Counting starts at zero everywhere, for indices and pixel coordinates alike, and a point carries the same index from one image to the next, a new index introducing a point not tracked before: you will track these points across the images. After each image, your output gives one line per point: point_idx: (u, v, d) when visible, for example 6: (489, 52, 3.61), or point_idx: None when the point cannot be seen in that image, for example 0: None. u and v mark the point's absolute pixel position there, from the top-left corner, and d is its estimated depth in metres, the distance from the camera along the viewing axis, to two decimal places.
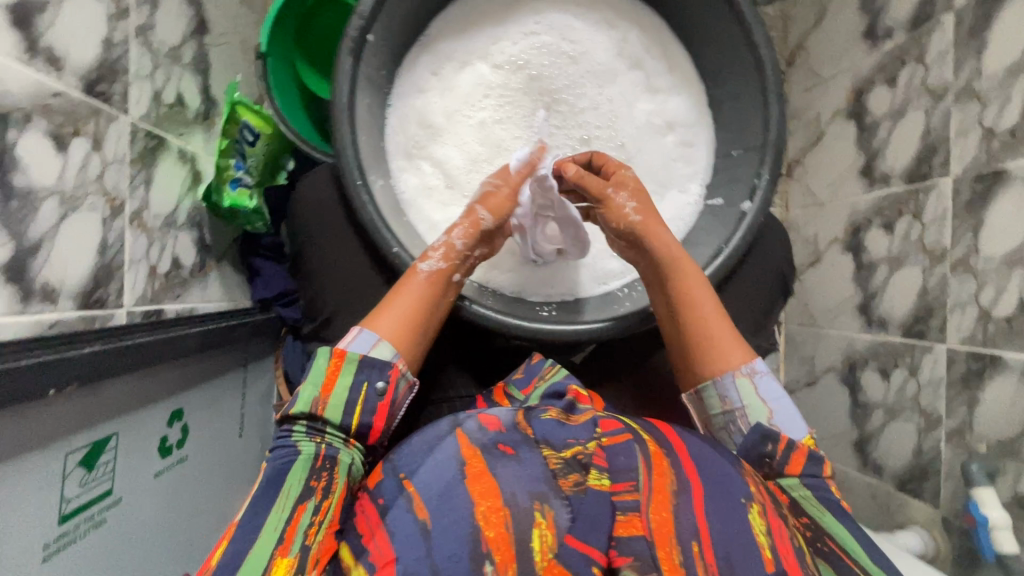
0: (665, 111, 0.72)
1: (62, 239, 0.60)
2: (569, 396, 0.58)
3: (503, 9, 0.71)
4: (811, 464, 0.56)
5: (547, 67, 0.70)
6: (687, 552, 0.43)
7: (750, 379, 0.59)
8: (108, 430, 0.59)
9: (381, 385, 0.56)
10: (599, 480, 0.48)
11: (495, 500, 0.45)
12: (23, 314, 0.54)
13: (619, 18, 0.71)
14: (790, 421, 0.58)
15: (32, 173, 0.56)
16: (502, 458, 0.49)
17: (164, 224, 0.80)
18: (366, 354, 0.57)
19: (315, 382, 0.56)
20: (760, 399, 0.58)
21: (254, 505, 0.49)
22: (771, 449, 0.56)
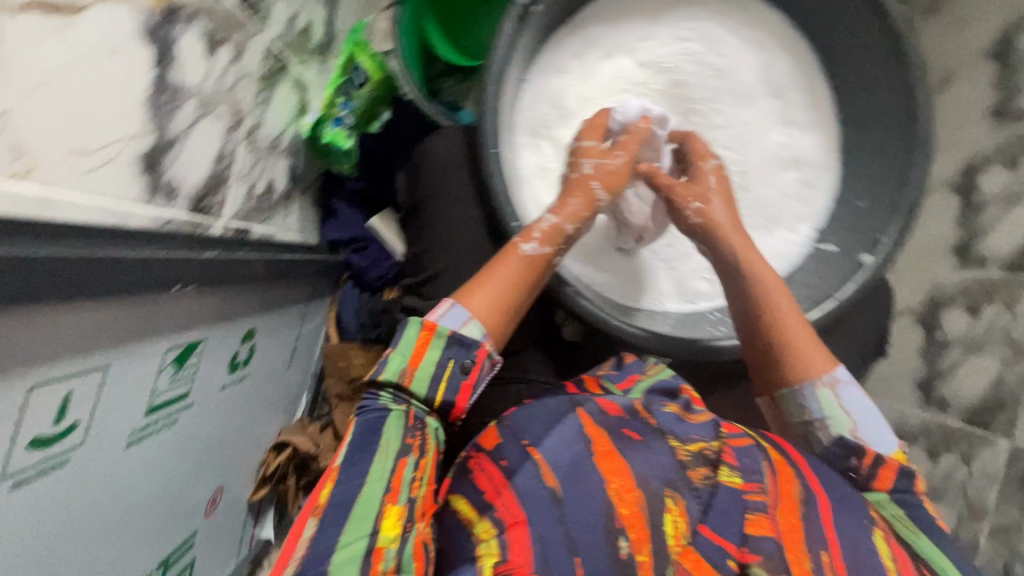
0: (795, 146, 0.70)
1: (192, 141, 0.60)
2: (684, 399, 0.67)
3: (660, 7, 0.70)
4: (903, 480, 0.57)
5: (690, 77, 0.69)
6: (817, 559, 0.49)
7: (832, 390, 0.58)
8: (198, 335, 0.61)
9: (467, 363, 0.55)
10: (729, 476, 0.54)
11: (628, 480, 0.53)
12: (149, 205, 0.55)
13: (774, 42, 0.70)
14: (876, 435, 0.59)
15: (185, 71, 0.56)
16: (633, 443, 0.58)
17: (270, 146, 0.80)
18: (456, 330, 0.55)
19: (404, 352, 0.54)
20: (842, 410, 0.58)
21: (352, 454, 0.51)
22: (856, 463, 0.58)
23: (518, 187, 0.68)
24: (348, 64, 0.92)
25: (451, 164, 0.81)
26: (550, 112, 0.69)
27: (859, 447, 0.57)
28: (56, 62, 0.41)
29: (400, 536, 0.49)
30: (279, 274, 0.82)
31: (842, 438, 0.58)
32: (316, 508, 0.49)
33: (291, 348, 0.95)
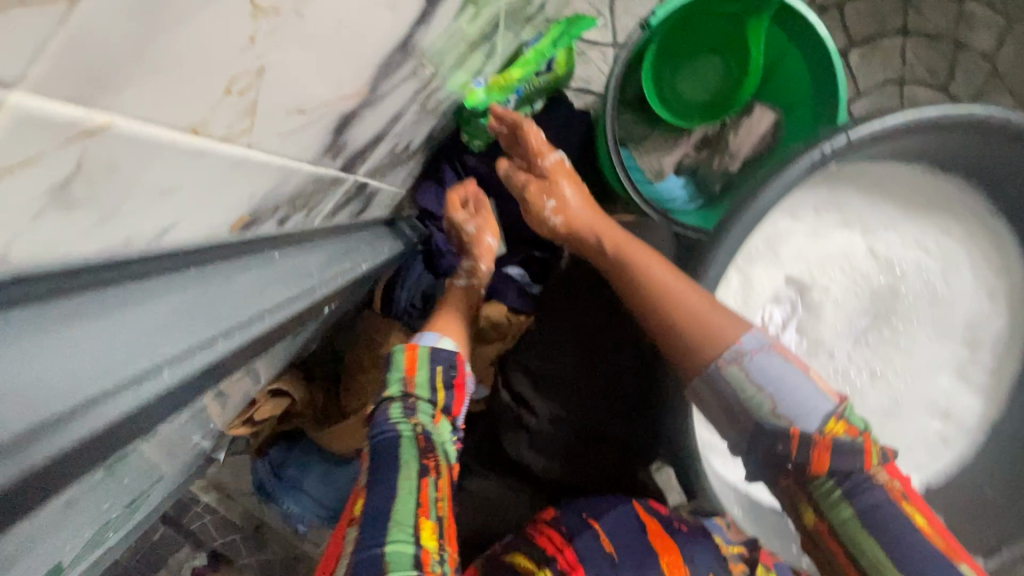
0: (955, 401, 0.64)
1: (386, 103, 0.49)
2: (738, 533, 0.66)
3: (922, 204, 0.61)
4: (847, 455, 0.44)
5: (909, 290, 0.61)
6: None
7: (739, 364, 0.46)
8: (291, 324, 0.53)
9: (452, 369, 0.66)
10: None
11: (676, 562, 0.54)
12: (312, 167, 0.44)
13: (1009, 300, 0.62)
14: (794, 401, 0.45)
15: (428, 32, 0.44)
16: (683, 533, 0.58)
17: (433, 107, 0.68)
18: (435, 346, 0.67)
19: (399, 368, 0.64)
20: (755, 387, 0.46)
21: (380, 475, 0.55)
22: (783, 450, 0.45)
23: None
24: (547, 49, 0.79)
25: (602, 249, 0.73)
26: (760, 249, 0.59)
27: (783, 432, 0.45)
28: (342, 14, 0.30)
29: (440, 549, 0.52)
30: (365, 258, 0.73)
31: (767, 424, 0.45)
32: (354, 517, 0.54)
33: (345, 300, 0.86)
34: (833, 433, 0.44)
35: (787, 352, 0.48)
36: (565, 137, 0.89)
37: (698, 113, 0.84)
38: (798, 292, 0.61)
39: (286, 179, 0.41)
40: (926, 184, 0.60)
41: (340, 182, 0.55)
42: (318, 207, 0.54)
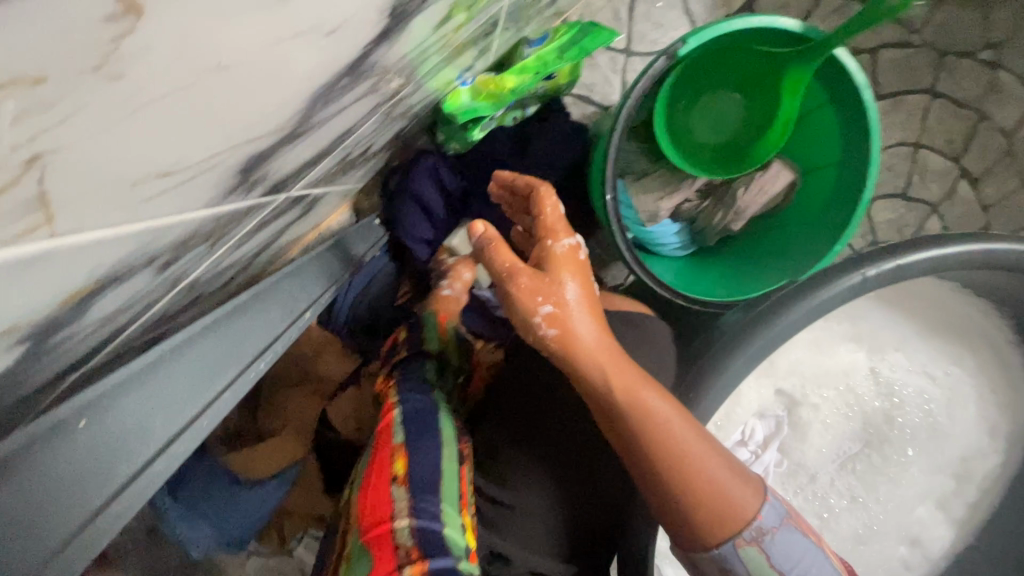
0: (929, 533, 0.58)
1: (329, 125, 0.36)
2: None
3: (934, 318, 0.55)
4: None
5: (908, 416, 0.55)
6: None
7: (757, 545, 0.42)
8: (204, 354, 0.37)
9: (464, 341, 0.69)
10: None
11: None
12: (211, 209, 0.32)
13: (1013, 443, 0.55)
14: None
15: (395, 48, 0.32)
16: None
17: (403, 110, 0.55)
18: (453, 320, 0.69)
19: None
20: (775, 573, 0.42)
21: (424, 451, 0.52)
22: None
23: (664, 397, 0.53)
24: (553, 55, 0.67)
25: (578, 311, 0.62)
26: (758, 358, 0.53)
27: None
28: (230, 55, 0.18)
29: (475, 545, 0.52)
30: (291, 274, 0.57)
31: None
32: (398, 476, 0.51)
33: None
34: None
35: (798, 519, 0.45)
36: (556, 155, 0.77)
37: (709, 155, 0.73)
38: (785, 402, 0.56)
39: (162, 234, 0.29)
40: (946, 300, 0.54)
41: (263, 205, 0.42)
42: (233, 237, 0.41)
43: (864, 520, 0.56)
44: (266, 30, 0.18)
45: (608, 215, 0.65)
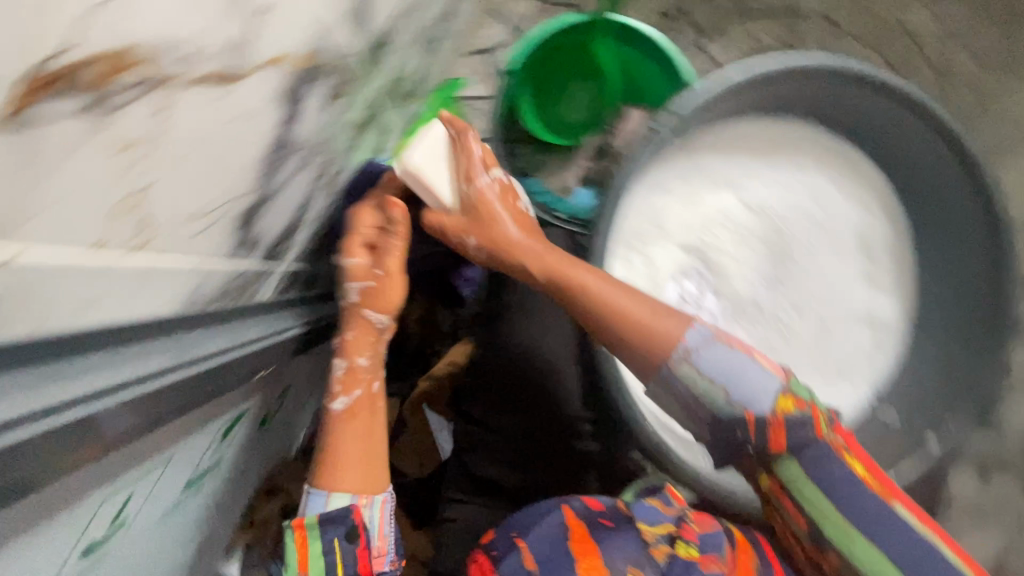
0: (872, 305, 0.71)
1: (283, 194, 0.56)
2: (664, 492, 0.66)
3: (772, 146, 0.70)
4: (793, 430, 0.52)
5: (791, 223, 0.70)
6: None
7: (688, 360, 0.54)
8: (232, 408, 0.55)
9: (346, 533, 0.59)
10: (688, 550, 0.57)
11: (594, 563, 0.56)
12: (230, 264, 0.51)
13: (872, 204, 0.70)
14: (745, 388, 0.52)
15: (300, 128, 0.52)
16: (605, 529, 0.60)
17: (341, 190, 0.76)
18: (321, 514, 0.59)
19: (290, 568, 0.58)
20: (708, 380, 0.53)
21: None
22: (749, 434, 0.53)
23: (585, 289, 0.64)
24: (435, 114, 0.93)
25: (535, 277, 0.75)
26: (652, 237, 0.68)
27: (744, 419, 0.53)
28: (203, 134, 0.37)
29: None
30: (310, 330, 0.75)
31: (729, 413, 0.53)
32: None
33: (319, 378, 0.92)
34: (784, 411, 0.52)
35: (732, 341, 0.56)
36: None
37: (580, 129, 0.94)
38: (703, 255, 0.69)
39: (208, 277, 0.48)
40: (768, 129, 0.69)
41: (268, 273, 0.62)
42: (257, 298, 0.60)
43: (812, 322, 0.70)
44: (216, 120, 0.38)
45: None
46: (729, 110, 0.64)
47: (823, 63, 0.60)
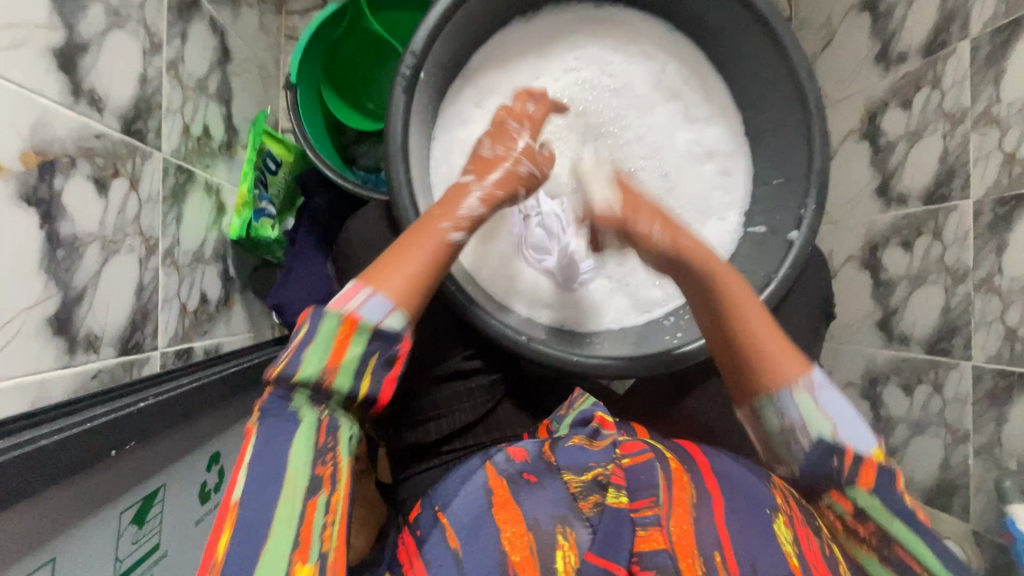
0: (704, 141, 0.73)
1: (102, 287, 0.57)
2: (595, 423, 0.70)
3: (543, 39, 0.72)
4: (885, 478, 0.49)
5: (590, 101, 0.72)
6: (712, 561, 0.58)
7: (809, 394, 0.52)
8: (156, 482, 0.57)
9: (390, 361, 0.50)
10: (618, 498, 0.61)
11: (518, 526, 0.59)
12: (69, 367, 0.53)
13: (657, 50, 0.73)
14: (852, 430, 0.51)
15: (76, 220, 0.54)
16: (527, 485, 0.63)
17: (193, 259, 0.78)
18: (379, 323, 0.49)
19: (319, 352, 0.48)
20: (819, 411, 0.52)
21: (266, 473, 0.47)
22: (838, 464, 0.51)
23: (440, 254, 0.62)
24: (260, 154, 0.89)
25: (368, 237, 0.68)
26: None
27: (839, 448, 0.50)
28: None
29: None
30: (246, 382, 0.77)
31: (821, 440, 0.51)
32: None
33: None
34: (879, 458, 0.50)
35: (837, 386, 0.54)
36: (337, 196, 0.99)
37: None
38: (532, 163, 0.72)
39: (46, 387, 0.50)
40: (531, 26, 0.71)
41: (138, 361, 0.64)
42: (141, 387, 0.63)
43: (657, 177, 0.72)
44: None
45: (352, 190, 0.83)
46: (479, 24, 0.66)
47: None
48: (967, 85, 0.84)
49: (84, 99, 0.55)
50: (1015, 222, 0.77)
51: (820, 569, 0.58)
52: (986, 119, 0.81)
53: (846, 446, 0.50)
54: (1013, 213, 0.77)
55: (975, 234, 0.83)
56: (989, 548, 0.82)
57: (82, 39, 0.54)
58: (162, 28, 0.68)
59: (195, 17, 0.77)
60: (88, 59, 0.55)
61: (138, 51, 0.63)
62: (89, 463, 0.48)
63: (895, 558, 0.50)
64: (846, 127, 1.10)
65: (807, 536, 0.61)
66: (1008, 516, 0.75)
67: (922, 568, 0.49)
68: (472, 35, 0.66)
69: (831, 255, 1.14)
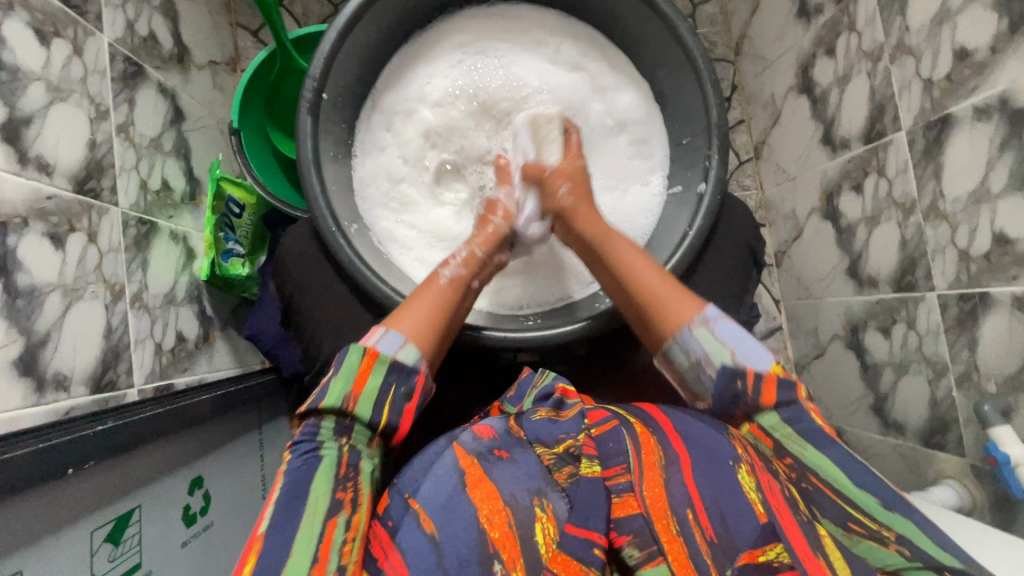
0: (616, 110, 0.81)
1: (67, 331, 0.63)
2: (557, 395, 0.69)
3: (445, 43, 0.81)
4: (785, 391, 0.55)
5: (484, 84, 0.81)
6: (683, 520, 0.51)
7: (706, 327, 0.59)
8: (130, 503, 0.64)
9: (407, 389, 0.58)
10: (591, 467, 0.56)
11: (495, 502, 0.54)
12: (39, 404, 0.58)
13: (550, 35, 0.82)
14: (748, 355, 0.57)
15: (34, 272, 0.60)
16: (499, 461, 0.59)
17: (165, 301, 0.84)
18: (394, 355, 0.58)
19: (347, 377, 0.57)
20: (719, 342, 0.58)
21: (284, 505, 0.51)
22: (742, 386, 0.57)
23: (366, 259, 0.69)
24: (220, 200, 0.94)
25: (308, 258, 0.74)
26: (404, 168, 0.80)
27: (741, 369, 0.57)
28: None
29: None
30: (221, 410, 0.83)
31: (724, 366, 0.57)
32: None
33: (275, 462, 0.99)
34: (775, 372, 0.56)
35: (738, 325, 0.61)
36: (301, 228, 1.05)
37: None
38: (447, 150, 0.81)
39: (17, 421, 0.55)
40: (434, 36, 0.81)
41: (114, 397, 0.69)
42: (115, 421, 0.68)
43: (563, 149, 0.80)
44: None
45: (295, 214, 0.91)
46: (375, 42, 0.75)
47: None
48: (879, 21, 0.85)
49: (31, 164, 0.61)
50: (944, 144, 0.77)
51: (790, 517, 0.49)
52: (901, 50, 0.82)
53: (746, 367, 0.57)
54: (941, 135, 0.77)
55: (914, 163, 0.83)
56: (987, 479, 0.78)
57: (24, 113, 0.61)
58: (108, 97, 0.76)
59: (142, 84, 0.85)
60: (32, 130, 0.62)
61: (85, 118, 0.71)
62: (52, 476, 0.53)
63: (813, 490, 0.52)
64: (784, 85, 1.11)
65: (770, 482, 0.52)
66: (993, 441, 0.72)
67: (837, 495, 0.51)
68: (370, 62, 0.77)
69: (795, 211, 1.14)
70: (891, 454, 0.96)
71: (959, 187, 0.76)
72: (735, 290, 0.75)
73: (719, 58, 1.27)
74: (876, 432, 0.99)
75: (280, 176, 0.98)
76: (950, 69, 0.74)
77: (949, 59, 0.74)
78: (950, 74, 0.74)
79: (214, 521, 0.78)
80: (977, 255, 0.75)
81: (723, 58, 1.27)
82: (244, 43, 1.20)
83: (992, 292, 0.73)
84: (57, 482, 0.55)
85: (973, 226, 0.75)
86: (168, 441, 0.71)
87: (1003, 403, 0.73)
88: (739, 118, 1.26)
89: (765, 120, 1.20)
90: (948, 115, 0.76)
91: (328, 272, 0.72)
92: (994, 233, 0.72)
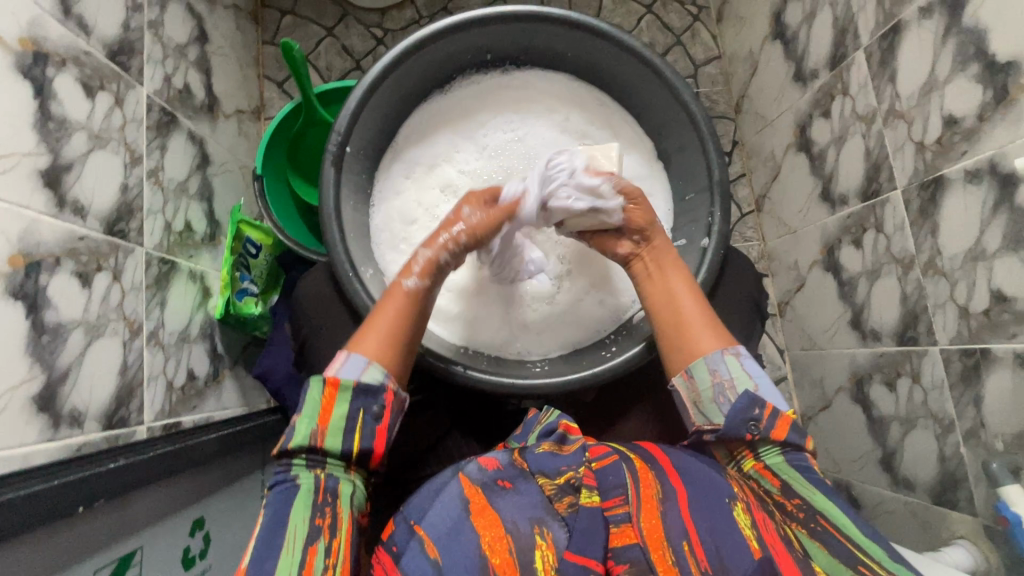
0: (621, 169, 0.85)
1: (85, 367, 0.65)
2: (560, 430, 0.67)
3: (460, 111, 0.87)
4: (795, 435, 0.60)
5: (501, 146, 0.86)
6: (678, 551, 0.50)
7: (736, 358, 0.65)
8: (131, 544, 0.64)
9: (377, 409, 0.60)
10: (590, 498, 0.56)
11: (496, 530, 0.54)
12: (53, 440, 0.59)
13: (559, 104, 0.87)
14: (768, 392, 0.63)
15: (61, 310, 0.62)
16: (503, 492, 0.58)
17: (179, 339, 0.85)
18: (358, 379, 0.60)
19: (311, 414, 0.57)
20: (745, 374, 0.63)
21: (266, 539, 0.51)
22: (757, 416, 0.60)
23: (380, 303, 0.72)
24: (238, 241, 0.98)
25: (322, 302, 0.76)
26: (418, 214, 0.83)
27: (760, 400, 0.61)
28: None
29: None
30: (226, 450, 0.83)
31: (747, 392, 0.62)
32: None
33: None
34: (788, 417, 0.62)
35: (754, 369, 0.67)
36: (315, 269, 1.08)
37: None
38: None
39: (29, 458, 0.56)
40: (451, 99, 0.87)
41: (124, 435, 0.70)
42: None
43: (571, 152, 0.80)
44: None
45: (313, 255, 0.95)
46: (397, 102, 0.81)
47: (443, 27, 0.76)
48: (871, 87, 0.90)
49: (68, 208, 0.65)
50: (939, 205, 0.80)
51: (785, 553, 0.48)
52: (893, 114, 0.86)
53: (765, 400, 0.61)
54: (935, 196, 0.80)
55: (910, 221, 0.86)
56: (1001, 540, 0.77)
57: (66, 160, 0.65)
58: (142, 144, 0.81)
59: (174, 132, 0.90)
60: (72, 175, 0.66)
61: (120, 164, 0.75)
62: (56, 515, 0.54)
63: (822, 530, 0.52)
64: (783, 142, 1.16)
65: (764, 520, 0.51)
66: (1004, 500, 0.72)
67: (846, 537, 0.51)
68: (392, 117, 0.82)
69: (797, 263, 1.16)
70: (901, 510, 0.94)
71: (956, 244, 0.78)
72: (739, 338, 0.77)
73: (720, 116, 1.33)
74: (886, 488, 0.97)
75: (297, 221, 1.02)
76: (940, 134, 0.78)
77: (938, 125, 0.78)
78: (940, 138, 0.78)
79: (212, 564, 0.77)
80: (976, 311, 0.76)
81: (724, 116, 1.33)
82: (269, 93, 1.27)
83: (994, 349, 0.74)
84: (67, 518, 0.56)
85: (971, 282, 0.76)
86: (170, 480, 0.71)
87: (1012, 462, 0.72)
88: (739, 171, 1.31)
89: (765, 174, 1.24)
90: (940, 177, 0.79)
91: (341, 315, 0.75)
92: (993, 290, 0.73)
